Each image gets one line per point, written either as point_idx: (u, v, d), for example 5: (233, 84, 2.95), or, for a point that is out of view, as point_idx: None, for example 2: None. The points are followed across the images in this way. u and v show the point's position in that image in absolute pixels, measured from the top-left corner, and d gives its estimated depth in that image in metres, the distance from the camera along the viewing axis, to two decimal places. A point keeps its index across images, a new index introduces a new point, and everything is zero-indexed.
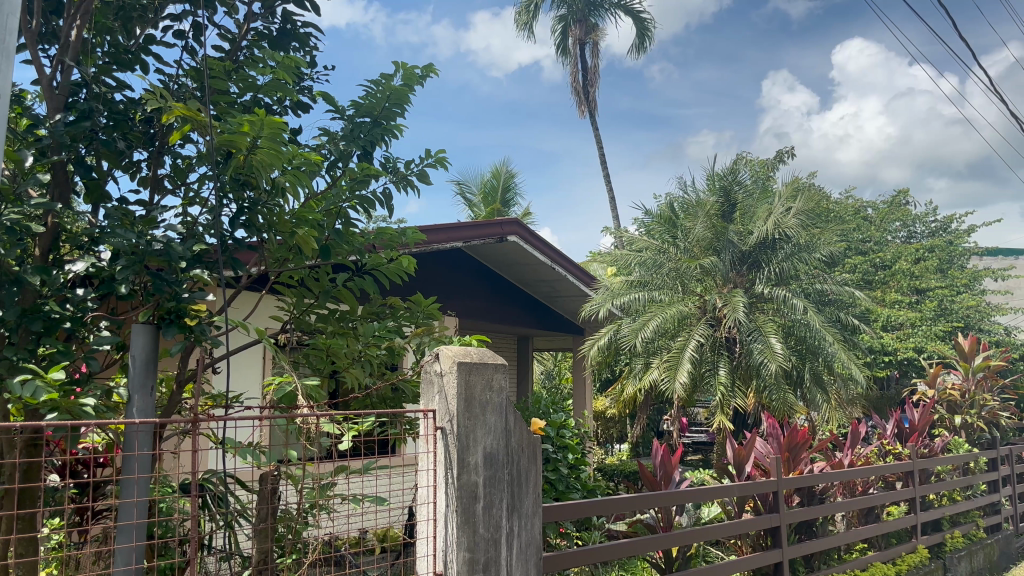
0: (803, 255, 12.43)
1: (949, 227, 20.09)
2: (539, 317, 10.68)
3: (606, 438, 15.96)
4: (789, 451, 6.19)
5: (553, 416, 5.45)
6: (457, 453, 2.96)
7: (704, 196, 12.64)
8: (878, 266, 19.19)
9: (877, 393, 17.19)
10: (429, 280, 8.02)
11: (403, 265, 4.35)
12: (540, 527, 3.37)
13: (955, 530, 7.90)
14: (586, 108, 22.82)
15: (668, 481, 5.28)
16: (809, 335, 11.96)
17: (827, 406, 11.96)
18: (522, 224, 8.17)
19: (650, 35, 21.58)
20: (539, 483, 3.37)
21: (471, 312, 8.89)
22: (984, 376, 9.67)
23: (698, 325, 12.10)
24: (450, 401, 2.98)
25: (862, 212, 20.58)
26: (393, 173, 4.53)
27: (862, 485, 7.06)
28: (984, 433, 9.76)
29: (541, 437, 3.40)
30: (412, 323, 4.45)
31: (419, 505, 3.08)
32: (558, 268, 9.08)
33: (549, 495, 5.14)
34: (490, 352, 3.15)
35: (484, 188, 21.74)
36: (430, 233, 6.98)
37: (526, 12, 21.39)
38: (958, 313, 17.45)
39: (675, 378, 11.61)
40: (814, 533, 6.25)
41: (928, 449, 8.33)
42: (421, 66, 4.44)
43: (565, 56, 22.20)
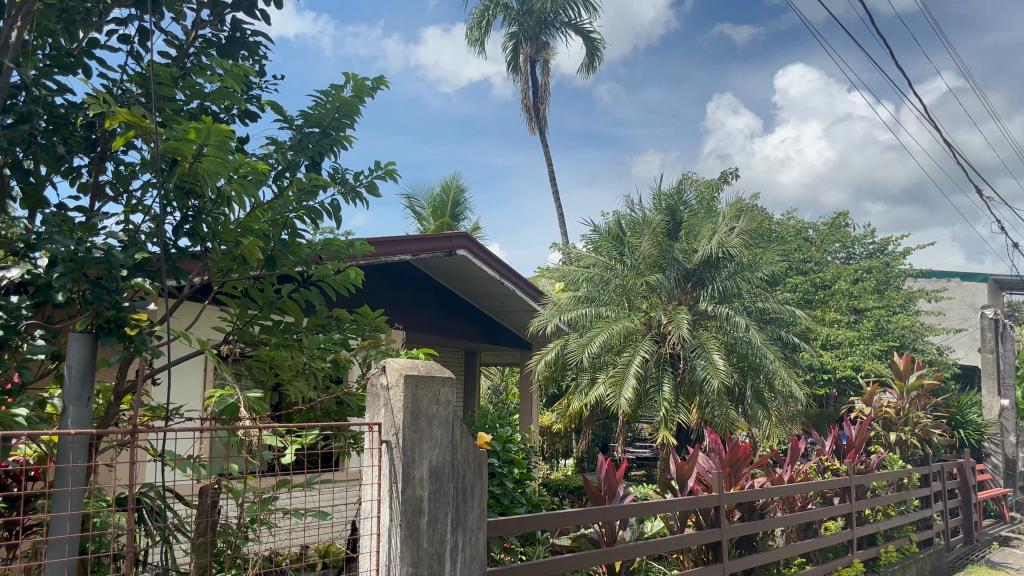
0: (746, 274, 12.67)
1: (886, 249, 20.66)
2: (486, 331, 10.67)
3: (551, 454, 15.98)
4: (731, 467, 6.28)
5: (499, 430, 5.44)
6: (403, 468, 2.94)
7: (651, 214, 12.78)
8: (818, 286, 19.62)
9: (817, 410, 17.54)
10: (377, 292, 7.97)
11: (351, 277, 4.32)
12: (484, 541, 3.37)
13: (889, 545, 8.09)
14: (536, 125, 22.98)
15: (612, 496, 5.31)
16: (751, 352, 12.18)
17: (768, 423, 12.16)
18: (471, 238, 8.18)
19: (599, 54, 21.83)
20: (484, 497, 3.37)
21: (419, 326, 8.85)
22: (919, 395, 10.05)
23: (643, 341, 12.25)
24: (395, 414, 2.96)
25: (803, 233, 21.04)
26: (342, 184, 4.52)
27: (800, 500, 7.19)
28: (917, 450, 10.01)
29: (487, 450, 3.41)
30: (358, 336, 4.42)
31: (362, 519, 3.05)
32: (506, 283, 9.10)
33: (494, 510, 5.11)
34: (438, 365, 3.15)
35: (433, 202, 21.70)
36: (378, 246, 6.95)
37: (477, 28, 21.48)
38: (894, 333, 17.95)
39: (621, 393, 11.71)
40: (754, 547, 6.35)
41: (865, 465, 8.53)
42: (371, 77, 4.46)
43: (516, 73, 22.32)
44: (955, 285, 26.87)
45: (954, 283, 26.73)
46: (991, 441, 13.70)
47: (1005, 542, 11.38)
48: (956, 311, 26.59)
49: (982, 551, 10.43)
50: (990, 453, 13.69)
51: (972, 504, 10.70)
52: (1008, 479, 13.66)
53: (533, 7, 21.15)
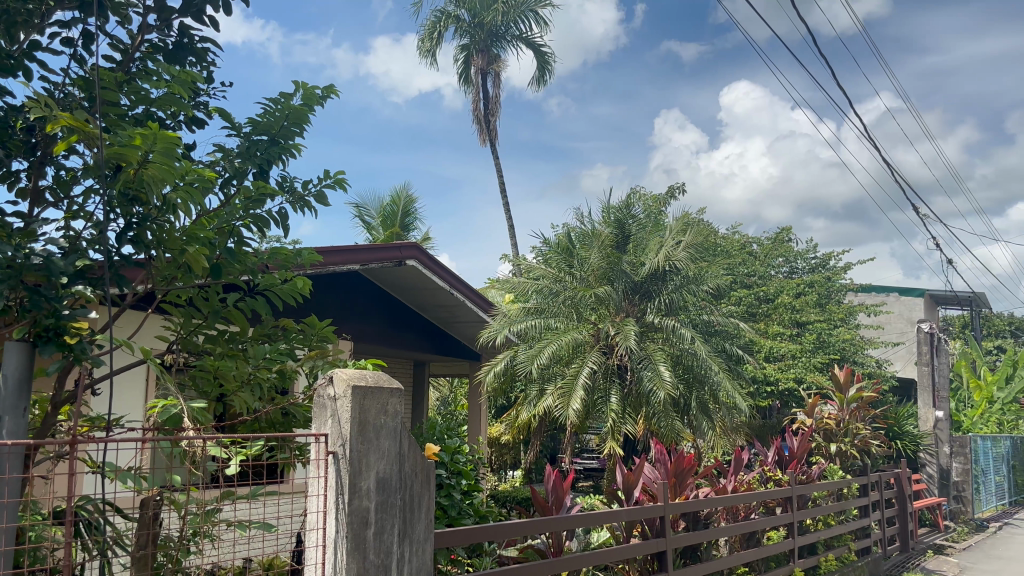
0: (692, 287, 12.87)
1: (827, 263, 21.16)
2: (435, 342, 10.63)
3: (499, 465, 15.99)
4: (676, 476, 6.36)
5: (447, 441, 5.43)
6: (350, 479, 2.93)
7: (600, 226, 12.88)
8: (762, 299, 19.97)
9: (760, 421, 17.85)
10: (324, 301, 7.90)
11: (298, 286, 4.29)
12: (431, 553, 3.36)
13: (829, 553, 8.26)
14: (487, 136, 23.05)
15: (559, 506, 5.34)
16: (696, 364, 12.37)
17: (713, 434, 12.33)
18: (421, 249, 8.16)
19: (550, 68, 22.00)
20: (431, 508, 3.37)
21: (367, 337, 8.79)
22: (858, 406, 10.30)
23: (591, 352, 12.36)
24: (342, 425, 2.95)
25: (747, 247, 21.41)
26: (290, 193, 4.49)
27: (744, 510, 7.31)
28: (856, 461, 10.24)
29: (435, 461, 3.41)
30: (305, 346, 4.39)
31: (308, 531, 3.03)
32: (456, 294, 9.10)
33: (441, 521, 5.09)
34: (386, 376, 3.14)
35: (383, 212, 21.59)
36: (326, 255, 6.90)
37: (428, 39, 21.47)
38: (835, 345, 18.47)
39: (569, 405, 11.79)
40: (698, 557, 6.43)
41: (806, 475, 8.72)
42: (321, 86, 4.47)
43: (468, 85, 22.37)
44: (893, 300, 27.62)
45: (892, 297, 27.47)
46: (926, 451, 14.10)
47: (939, 550, 11.71)
48: (894, 325, 27.32)
49: (917, 559, 10.71)
50: (925, 464, 14.08)
51: (909, 513, 10.99)
52: (942, 489, 14.06)
53: (484, 19, 21.25)
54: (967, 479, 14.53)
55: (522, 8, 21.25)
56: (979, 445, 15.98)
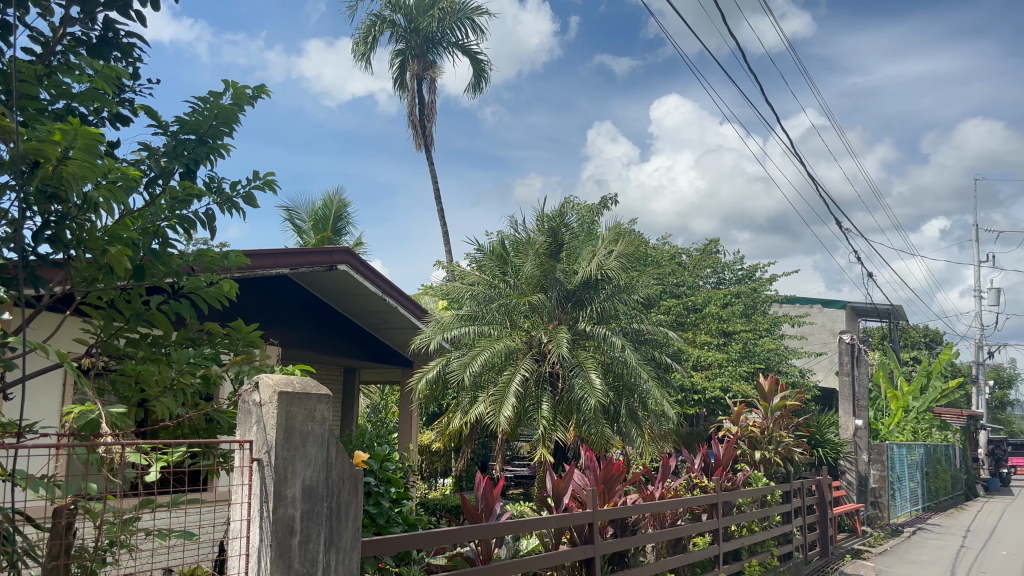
0: (622, 296, 13.02)
1: (754, 275, 21.67)
2: (365, 348, 10.50)
3: (429, 473, 15.91)
4: (605, 484, 6.41)
5: (376, 449, 5.31)
6: (275, 486, 2.87)
7: (534, 235, 12.91)
8: (690, 309, 20.30)
9: (687, 429, 18.17)
10: (252, 306, 7.75)
11: (224, 289, 4.19)
12: (358, 560, 3.32)
13: (752, 559, 8.44)
14: (422, 142, 22.96)
15: (489, 514, 5.32)
16: (626, 372, 12.53)
17: (641, 441, 12.47)
18: (352, 253, 8.08)
19: (486, 76, 22.03)
20: (359, 516, 3.34)
21: (296, 343, 8.64)
22: (781, 415, 10.56)
23: (523, 360, 12.42)
24: (268, 432, 2.89)
25: (677, 258, 21.74)
26: (218, 193, 4.41)
27: (671, 517, 7.40)
28: (779, 468, 10.48)
29: (363, 468, 3.37)
30: (230, 351, 4.28)
31: (230, 539, 2.96)
32: (388, 299, 9.04)
33: (369, 530, 4.99)
34: (314, 382, 3.10)
35: (314, 216, 21.29)
36: (254, 258, 6.76)
37: (363, 43, 21.27)
38: (760, 355, 18.94)
39: (500, 412, 11.80)
40: (625, 563, 6.49)
41: (730, 482, 8.88)
42: (252, 86, 4.43)
43: (403, 90, 22.22)
44: (817, 311, 28.43)
45: (816, 309, 28.26)
46: (846, 459, 14.54)
47: (857, 554, 12.09)
48: (817, 335, 28.14)
49: (836, 564, 11.02)
50: (845, 471, 14.53)
51: (828, 520, 11.31)
52: (860, 495, 14.54)
53: (420, 25, 21.19)
54: (884, 486, 15.05)
55: (459, 15, 21.25)
56: (895, 453, 16.57)
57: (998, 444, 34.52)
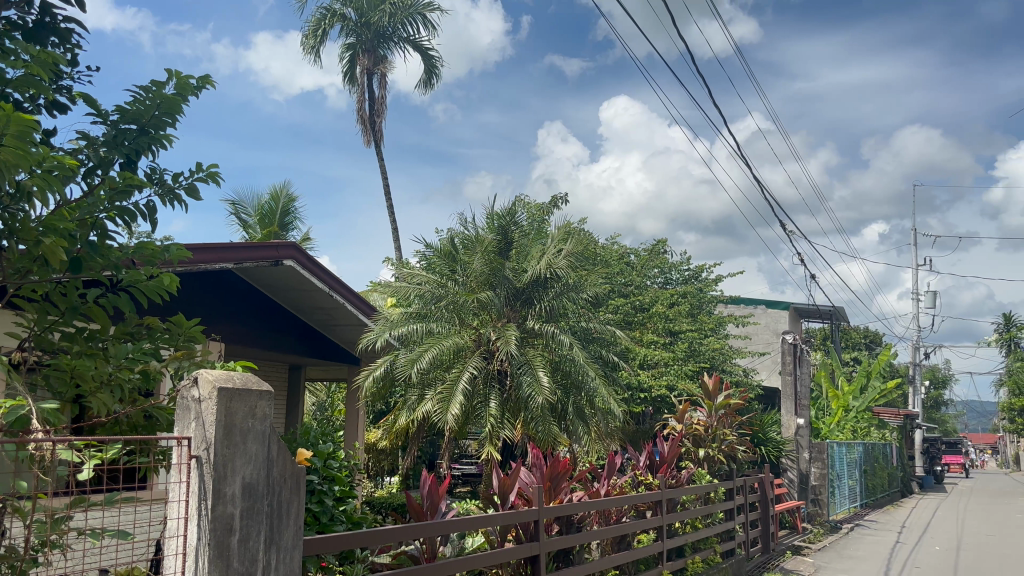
0: (571, 295, 13.06)
1: (700, 275, 21.95)
2: (311, 345, 10.36)
3: (376, 472, 15.83)
4: (551, 481, 6.42)
5: (320, 446, 5.20)
6: (213, 484, 2.81)
7: (483, 233, 12.88)
8: (637, 308, 20.47)
9: (633, 427, 18.37)
10: (193, 300, 7.59)
11: (165, 283, 4.09)
12: (299, 559, 3.27)
13: (695, 556, 8.56)
14: (371, 137, 22.77)
15: (434, 511, 5.30)
16: (574, 370, 12.59)
17: (588, 438, 12.56)
18: (299, 249, 7.97)
19: (437, 72, 21.92)
20: (300, 515, 3.29)
21: (240, 339, 8.50)
22: (725, 413, 10.72)
23: (471, 357, 12.42)
24: (206, 428, 2.83)
25: (625, 257, 21.89)
26: (159, 185, 4.31)
27: (615, 514, 7.47)
28: (723, 466, 10.63)
29: (305, 466, 3.33)
30: (170, 347, 4.21)
31: (167, 540, 2.89)
32: (335, 295, 8.93)
33: (311, 529, 4.91)
34: (255, 378, 3.05)
35: (261, 210, 20.99)
36: (198, 252, 6.63)
37: (313, 36, 20.99)
38: (704, 354, 19.24)
39: (447, 410, 11.76)
40: (569, 560, 6.52)
41: (675, 480, 8.97)
42: (195, 76, 4.37)
43: (353, 84, 22.00)
44: (761, 312, 28.94)
45: (760, 310, 28.78)
46: (788, 457, 14.83)
47: (797, 551, 12.34)
48: (761, 335, 28.64)
49: (777, 560, 11.25)
50: (787, 469, 14.82)
51: (770, 517, 11.52)
52: (801, 492, 14.84)
53: (371, 19, 20.99)
54: (824, 483, 15.38)
55: (410, 10, 21.10)
56: (836, 452, 16.94)
57: (933, 441, 35.57)
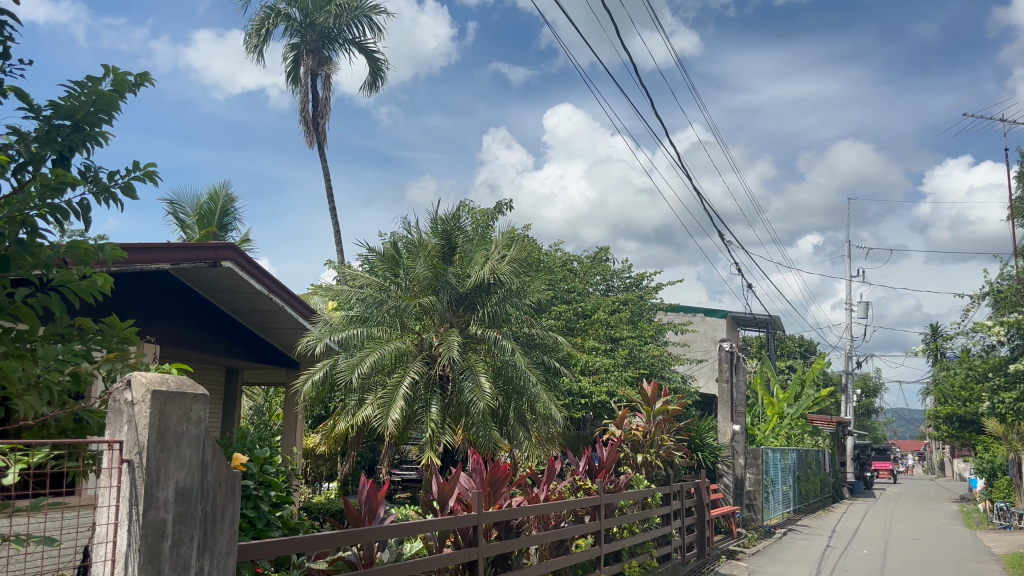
0: (514, 301, 13.10)
1: (641, 283, 22.23)
2: (249, 348, 10.18)
3: (313, 477, 15.67)
4: (491, 486, 6.45)
5: (257, 450, 5.11)
6: (145, 488, 2.76)
7: (427, 237, 12.87)
8: (579, 315, 20.61)
9: (573, 433, 18.52)
10: (127, 301, 7.41)
11: (98, 283, 3.99)
12: (233, 565, 3.24)
13: (632, 560, 8.67)
14: (314, 139, 22.52)
15: (372, 517, 5.26)
16: (516, 375, 12.65)
17: (528, 444, 12.62)
18: (238, 250, 7.86)
19: (382, 75, 21.80)
20: (234, 520, 3.25)
21: (175, 340, 8.32)
22: (663, 419, 10.89)
23: (413, 362, 12.38)
24: (140, 432, 2.78)
25: (568, 264, 22.01)
26: (93, 183, 4.21)
27: (554, 519, 7.52)
28: (660, 471, 10.80)
29: (240, 470, 3.30)
30: (103, 348, 4.11)
31: (94, 547, 2.80)
32: (275, 298, 8.82)
33: (247, 535, 4.82)
34: (190, 382, 3.01)
35: (199, 209, 20.61)
36: (133, 252, 6.48)
37: (256, 35, 20.68)
38: (644, 361, 19.60)
39: (387, 415, 11.70)
40: (507, 565, 6.53)
41: (613, 485, 9.07)
42: (134, 73, 4.30)
43: (296, 85, 21.74)
44: (699, 320, 29.42)
45: (699, 318, 29.25)
46: (724, 463, 15.12)
47: (732, 555, 12.57)
48: (699, 343, 29.11)
49: (712, 564, 11.44)
50: (723, 474, 15.09)
51: (706, 521, 11.72)
52: (735, 497, 15.11)
53: (316, 20, 20.79)
54: (758, 489, 15.66)
55: (356, 13, 20.96)
56: (770, 458, 17.32)
57: (863, 449, 36.60)
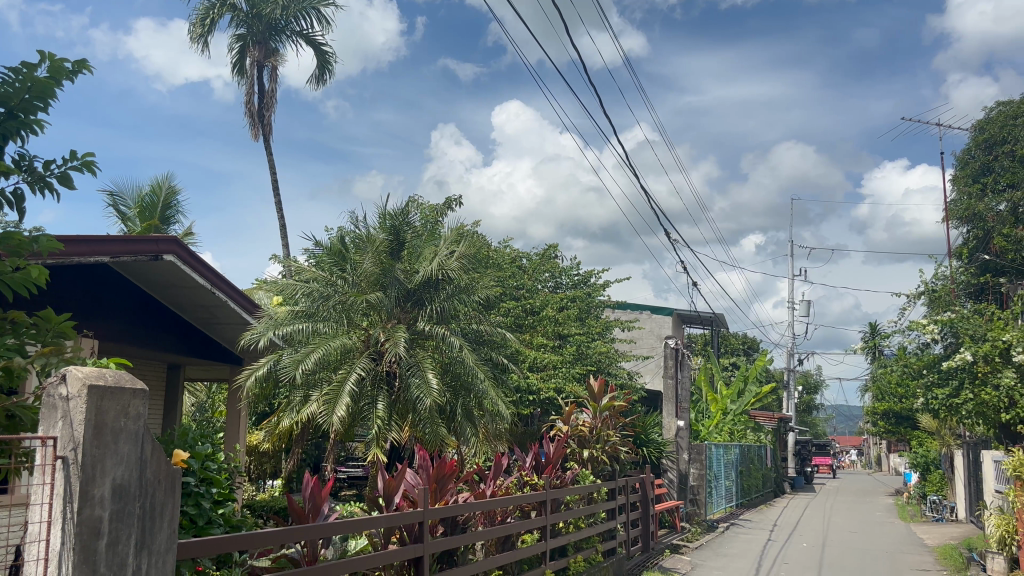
0: (462, 297, 13.06)
1: (589, 280, 22.37)
2: (190, 343, 9.97)
3: (257, 475, 15.44)
4: (437, 482, 6.44)
5: (198, 447, 4.99)
6: (81, 486, 2.69)
7: (375, 232, 12.78)
8: (528, 311, 20.66)
9: (521, 430, 18.59)
10: (63, 296, 7.22)
11: (33, 275, 3.89)
12: (172, 564, 3.18)
13: (577, 555, 8.75)
14: (260, 131, 22.17)
15: (316, 514, 5.20)
16: (463, 371, 12.65)
17: (476, 440, 12.64)
18: (180, 243, 7.70)
19: (330, 68, 21.55)
20: (173, 518, 3.20)
21: (113, 336, 8.12)
22: (609, 415, 11.00)
23: (359, 358, 12.29)
24: (75, 428, 2.71)
25: (517, 261, 22.04)
26: (28, 172, 4.10)
27: (501, 514, 7.53)
28: (606, 466, 10.90)
29: (180, 467, 3.25)
30: (37, 342, 4.01)
31: (26, 546, 2.72)
32: (218, 292, 8.67)
33: (188, 532, 4.72)
34: (128, 376, 2.96)
35: (140, 201, 20.13)
36: (70, 244, 6.30)
37: (200, 25, 20.27)
38: (592, 357, 19.74)
39: (333, 411, 11.61)
40: (453, 561, 6.52)
41: (560, 480, 9.15)
42: (71, 60, 4.20)
43: (242, 76, 21.37)
44: (646, 317, 29.76)
45: (645, 315, 29.59)
46: (668, 458, 15.34)
47: (675, 549, 12.76)
48: (645, 340, 29.44)
49: (656, 558, 11.60)
50: (667, 469, 15.30)
51: (650, 516, 11.86)
52: (679, 492, 15.30)
53: (262, 11, 20.47)
54: (702, 484, 15.91)
55: (304, 4, 20.65)
56: (713, 453, 17.59)
57: (804, 444, 37.43)
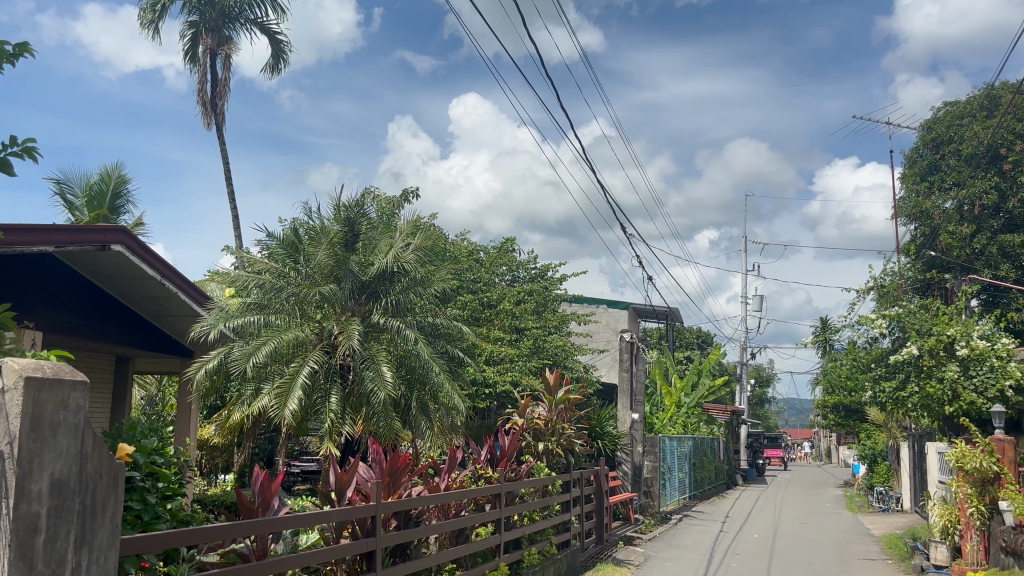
0: (417, 289, 12.99)
1: (545, 274, 22.40)
2: (139, 336, 9.76)
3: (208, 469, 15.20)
4: (390, 475, 6.39)
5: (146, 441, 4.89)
6: (17, 481, 2.61)
7: (329, 224, 12.65)
8: (485, 304, 20.63)
9: (476, 423, 18.58)
10: (4, 286, 7.00)
11: None
12: (114, 561, 3.10)
13: (531, 548, 8.77)
14: (212, 120, 21.78)
15: (266, 509, 5.12)
16: (418, 364, 12.58)
17: (430, 433, 12.62)
18: (128, 233, 7.53)
19: (285, 57, 21.23)
20: (116, 514, 3.12)
21: (57, 328, 7.91)
22: (564, 408, 11.05)
23: (312, 351, 12.16)
24: (11, 421, 2.63)
25: (474, 254, 21.98)
26: None
27: (455, 508, 7.51)
28: (561, 458, 10.95)
29: (124, 462, 3.18)
30: None
31: None
32: (167, 283, 8.50)
33: (133, 528, 4.62)
34: (68, 368, 2.88)
35: (88, 190, 19.65)
36: (12, 233, 6.12)
37: (151, 11, 19.84)
38: (548, 351, 19.77)
39: (285, 404, 11.47)
40: (406, 555, 6.48)
41: (514, 473, 9.16)
42: (13, 42, 4.06)
43: (194, 64, 20.96)
44: (602, 311, 29.92)
45: (602, 309, 29.76)
46: (622, 451, 15.46)
47: (629, 541, 12.87)
48: (601, 333, 29.59)
49: (610, 550, 11.69)
50: (621, 462, 15.44)
51: (604, 508, 11.94)
52: (634, 484, 15.43)
53: None
54: (655, 476, 16.07)
55: None
56: (667, 445, 17.76)
57: (756, 436, 38.01)
